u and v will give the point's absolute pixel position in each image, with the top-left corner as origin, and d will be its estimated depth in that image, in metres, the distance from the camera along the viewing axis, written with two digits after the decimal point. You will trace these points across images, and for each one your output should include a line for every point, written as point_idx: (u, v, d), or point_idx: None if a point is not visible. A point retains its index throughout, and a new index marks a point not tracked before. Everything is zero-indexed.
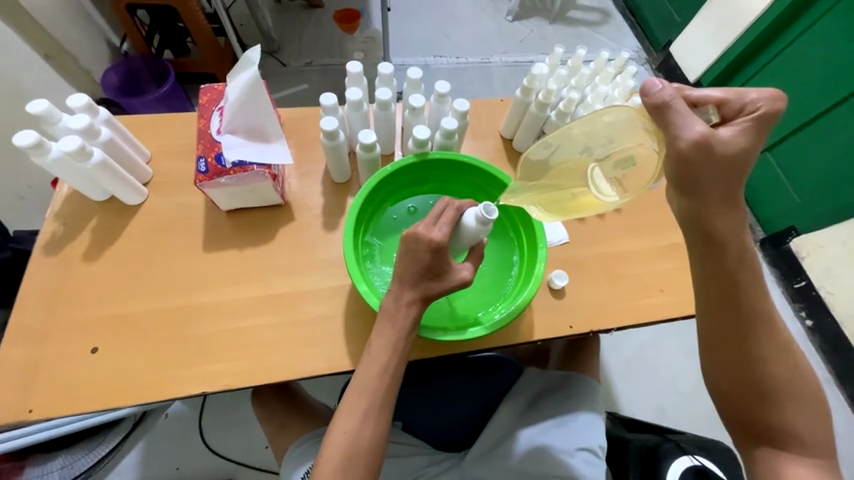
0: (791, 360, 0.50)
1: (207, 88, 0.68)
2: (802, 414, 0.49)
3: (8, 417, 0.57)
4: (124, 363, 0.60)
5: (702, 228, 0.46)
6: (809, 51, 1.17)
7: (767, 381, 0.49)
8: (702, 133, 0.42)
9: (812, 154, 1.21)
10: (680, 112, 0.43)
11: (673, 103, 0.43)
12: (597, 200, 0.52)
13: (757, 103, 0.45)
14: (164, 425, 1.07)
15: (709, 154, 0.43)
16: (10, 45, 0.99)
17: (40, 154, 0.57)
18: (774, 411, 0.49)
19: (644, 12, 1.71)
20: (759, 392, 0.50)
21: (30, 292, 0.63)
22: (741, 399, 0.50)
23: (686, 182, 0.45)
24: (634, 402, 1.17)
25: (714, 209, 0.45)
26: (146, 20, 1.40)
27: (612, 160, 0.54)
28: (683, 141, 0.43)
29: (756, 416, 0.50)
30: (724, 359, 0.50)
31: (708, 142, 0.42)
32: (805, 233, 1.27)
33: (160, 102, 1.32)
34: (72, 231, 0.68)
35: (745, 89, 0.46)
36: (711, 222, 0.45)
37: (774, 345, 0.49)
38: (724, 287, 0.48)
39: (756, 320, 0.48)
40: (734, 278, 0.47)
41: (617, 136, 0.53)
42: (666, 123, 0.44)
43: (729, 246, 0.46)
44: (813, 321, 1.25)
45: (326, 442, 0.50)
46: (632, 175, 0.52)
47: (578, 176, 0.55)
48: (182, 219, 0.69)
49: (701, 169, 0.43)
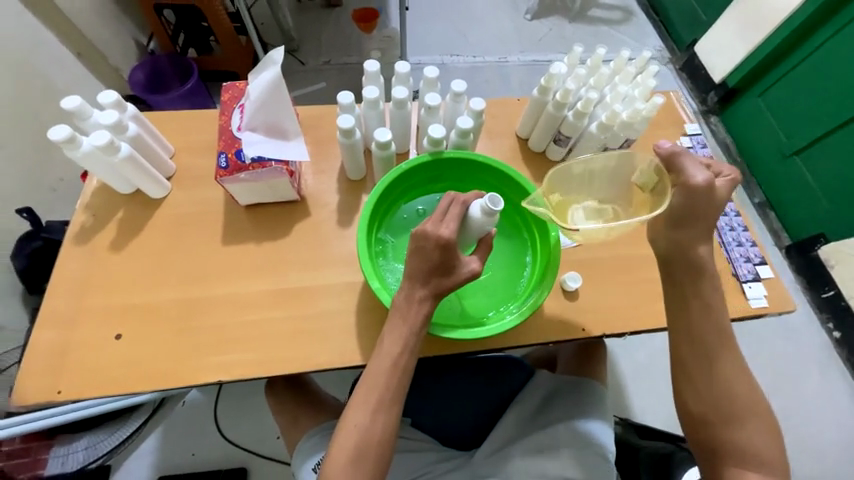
0: (756, 386, 0.50)
1: (229, 85, 0.69)
2: (768, 440, 0.47)
3: (39, 396, 0.60)
4: (147, 350, 0.62)
5: (686, 252, 0.50)
6: (845, 51, 1.12)
7: (736, 402, 0.48)
8: (709, 177, 0.48)
9: (840, 159, 1.17)
10: (690, 160, 0.50)
11: (684, 154, 0.50)
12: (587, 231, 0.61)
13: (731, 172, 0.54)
14: (181, 412, 1.10)
15: (710, 195, 0.48)
16: (42, 42, 1.04)
17: (72, 148, 0.59)
18: (744, 432, 0.48)
19: (668, 10, 1.66)
20: (728, 413, 0.48)
21: (61, 279, 0.67)
22: (712, 420, 0.48)
23: (684, 214, 0.49)
24: (648, 409, 1.15)
25: (695, 238, 0.50)
26: (172, 20, 1.44)
27: (591, 207, 0.66)
28: (696, 180, 0.48)
29: (726, 438, 0.48)
30: (691, 372, 0.50)
31: (713, 186, 0.48)
32: (835, 240, 1.21)
33: (183, 99, 1.35)
34: (101, 222, 0.71)
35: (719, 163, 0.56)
36: (693, 248, 0.49)
37: (739, 368, 0.49)
38: (698, 307, 0.50)
39: (722, 341, 0.49)
40: (704, 301, 0.50)
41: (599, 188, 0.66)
42: (678, 167, 0.50)
43: (705, 272, 0.50)
44: (841, 333, 1.20)
45: (336, 433, 0.51)
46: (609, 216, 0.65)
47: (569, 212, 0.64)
48: (203, 213, 0.71)
49: (702, 205, 0.48)
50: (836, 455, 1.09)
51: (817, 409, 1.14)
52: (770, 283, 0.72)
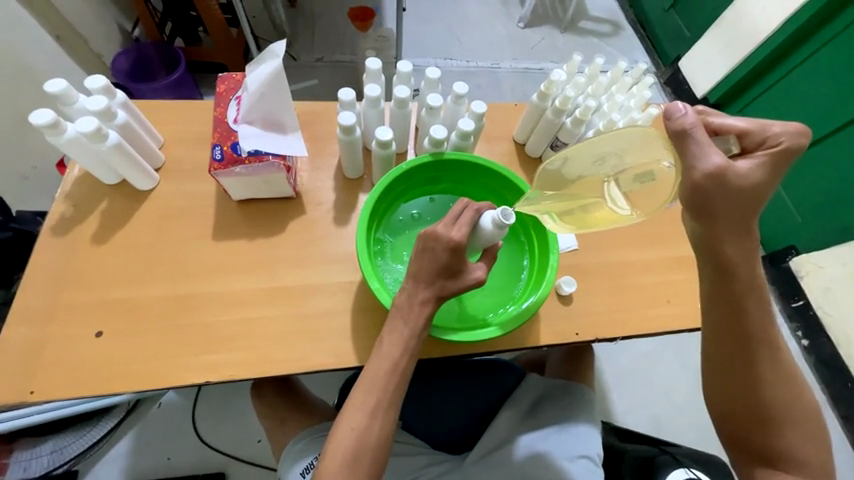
0: (794, 387, 0.50)
1: (225, 76, 0.67)
2: (802, 438, 0.49)
3: (9, 397, 0.56)
4: (130, 348, 0.59)
5: (713, 254, 0.47)
6: (816, 74, 1.19)
7: (768, 405, 0.50)
8: (718, 165, 0.43)
9: (815, 174, 1.22)
10: (699, 141, 0.43)
11: (693, 132, 0.43)
12: (613, 215, 0.52)
13: (779, 138, 0.45)
14: (157, 415, 1.06)
15: (724, 185, 0.43)
16: (20, 24, 0.98)
17: (54, 133, 0.56)
18: (773, 435, 0.49)
19: (654, 26, 1.73)
20: (759, 415, 0.50)
21: (36, 273, 0.63)
22: (743, 422, 0.51)
23: (702, 208, 0.45)
24: (629, 413, 1.17)
25: (725, 238, 0.46)
26: (159, 8, 1.40)
27: (628, 176, 0.54)
28: (697, 171, 0.43)
29: (760, 441, 0.50)
30: (726, 382, 0.51)
31: (723, 174, 0.43)
32: (806, 252, 1.27)
33: (169, 90, 1.30)
34: (82, 212, 0.67)
35: (769, 122, 0.46)
36: (724, 251, 0.46)
37: (776, 368, 0.50)
38: (734, 315, 0.49)
39: (760, 345, 0.49)
40: (742, 305, 0.48)
41: (632, 153, 0.54)
42: (684, 149, 0.44)
43: (746, 271, 0.47)
44: (809, 342, 1.25)
45: (332, 436, 0.50)
46: (650, 189, 0.52)
47: (595, 189, 0.56)
48: (193, 207, 0.69)
49: (714, 197, 0.44)
50: None
51: None
52: None
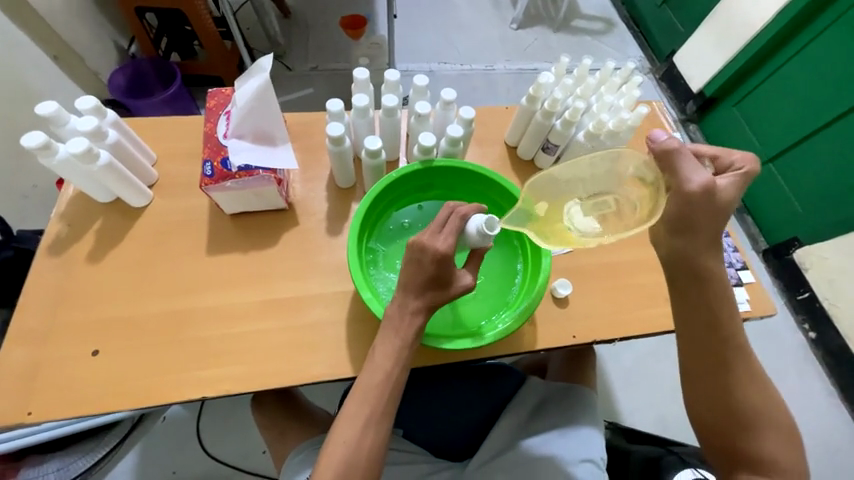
0: (768, 392, 0.50)
1: (215, 91, 0.68)
2: (782, 446, 0.48)
3: (7, 418, 0.57)
4: (125, 366, 0.60)
5: (685, 262, 0.47)
6: (814, 62, 1.18)
7: (745, 411, 0.49)
8: (707, 180, 0.44)
9: (819, 165, 1.20)
10: (688, 160, 0.45)
11: (683, 150, 0.45)
12: (577, 236, 0.51)
13: (739, 164, 0.49)
14: (161, 429, 1.06)
15: (710, 198, 0.44)
16: (17, 47, 1.00)
17: (47, 155, 0.57)
18: (753, 440, 0.48)
19: (647, 22, 1.73)
20: (735, 421, 0.49)
21: (32, 294, 0.63)
22: (723, 429, 0.50)
23: (682, 221, 0.46)
24: (635, 412, 1.16)
25: (700, 245, 0.46)
26: (154, 24, 1.42)
27: (591, 201, 0.55)
28: (691, 185, 0.44)
29: (741, 449, 0.49)
30: (703, 388, 0.50)
31: (712, 189, 0.44)
32: (809, 243, 1.26)
33: (165, 104, 1.32)
34: (76, 231, 0.68)
35: (729, 150, 0.51)
36: (696, 258, 0.47)
37: (750, 373, 0.49)
38: (706, 320, 0.49)
39: (734, 350, 0.49)
40: (714, 310, 0.49)
41: (605, 182, 0.55)
42: (674, 167, 0.45)
43: (713, 277, 0.48)
44: (816, 333, 1.24)
45: (326, 449, 0.50)
46: (608, 217, 0.54)
47: (563, 209, 0.55)
48: (187, 222, 0.69)
49: (698, 210, 0.45)
50: (814, 452, 1.12)
51: (799, 410, 1.16)
52: (751, 289, 0.74)
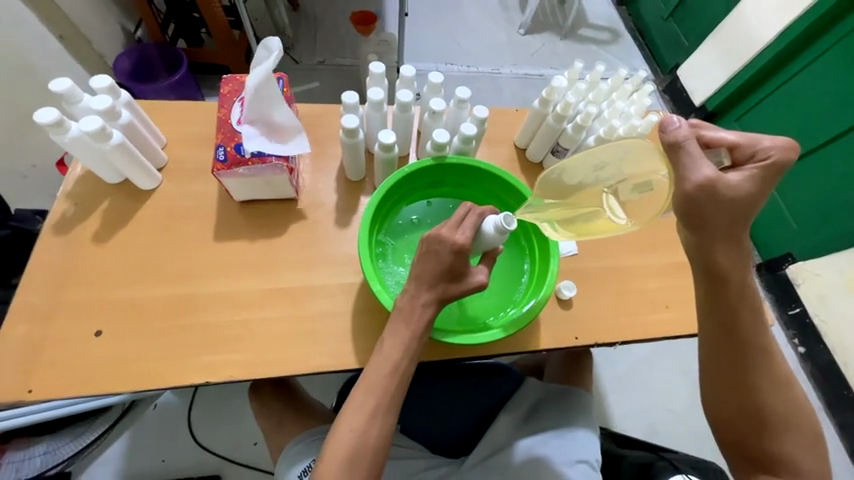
0: (789, 392, 0.51)
1: (229, 78, 0.67)
2: (799, 445, 0.49)
3: (7, 395, 0.56)
4: (129, 348, 0.59)
5: (705, 263, 0.47)
6: (816, 81, 1.19)
7: (764, 410, 0.50)
8: (708, 176, 0.43)
9: (815, 184, 1.22)
10: (691, 154, 0.44)
11: (686, 144, 0.44)
12: (611, 225, 0.55)
13: (768, 151, 0.46)
14: (153, 416, 1.05)
15: (715, 194, 0.44)
16: (23, 24, 0.99)
17: (58, 131, 0.57)
18: (771, 439, 0.50)
19: (653, 34, 1.75)
20: (753, 421, 0.50)
21: (36, 272, 0.63)
22: (739, 427, 0.51)
23: (695, 218, 0.45)
24: (628, 419, 1.17)
25: (719, 245, 0.46)
26: (162, 9, 1.41)
27: (626, 185, 0.55)
28: (689, 183, 0.44)
29: (756, 447, 0.50)
30: (721, 388, 0.51)
31: (713, 185, 0.43)
32: (800, 260, 1.28)
33: (171, 90, 1.31)
34: (83, 211, 0.67)
35: (759, 136, 0.47)
36: (716, 259, 0.47)
37: (771, 374, 0.50)
38: (726, 321, 0.49)
39: (755, 352, 0.49)
40: (735, 312, 0.49)
41: (634, 164, 0.53)
42: (676, 161, 0.45)
43: (736, 279, 0.47)
44: (805, 348, 1.26)
45: (331, 438, 0.50)
46: (647, 200, 0.53)
47: (595, 199, 0.57)
48: (195, 207, 0.69)
49: (704, 208, 0.44)
50: None
51: None
52: None
